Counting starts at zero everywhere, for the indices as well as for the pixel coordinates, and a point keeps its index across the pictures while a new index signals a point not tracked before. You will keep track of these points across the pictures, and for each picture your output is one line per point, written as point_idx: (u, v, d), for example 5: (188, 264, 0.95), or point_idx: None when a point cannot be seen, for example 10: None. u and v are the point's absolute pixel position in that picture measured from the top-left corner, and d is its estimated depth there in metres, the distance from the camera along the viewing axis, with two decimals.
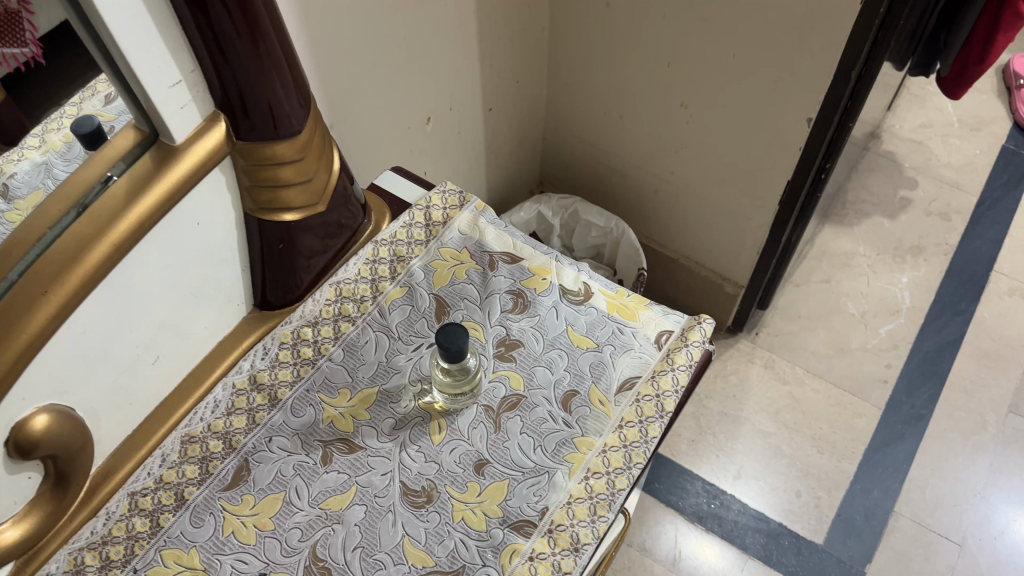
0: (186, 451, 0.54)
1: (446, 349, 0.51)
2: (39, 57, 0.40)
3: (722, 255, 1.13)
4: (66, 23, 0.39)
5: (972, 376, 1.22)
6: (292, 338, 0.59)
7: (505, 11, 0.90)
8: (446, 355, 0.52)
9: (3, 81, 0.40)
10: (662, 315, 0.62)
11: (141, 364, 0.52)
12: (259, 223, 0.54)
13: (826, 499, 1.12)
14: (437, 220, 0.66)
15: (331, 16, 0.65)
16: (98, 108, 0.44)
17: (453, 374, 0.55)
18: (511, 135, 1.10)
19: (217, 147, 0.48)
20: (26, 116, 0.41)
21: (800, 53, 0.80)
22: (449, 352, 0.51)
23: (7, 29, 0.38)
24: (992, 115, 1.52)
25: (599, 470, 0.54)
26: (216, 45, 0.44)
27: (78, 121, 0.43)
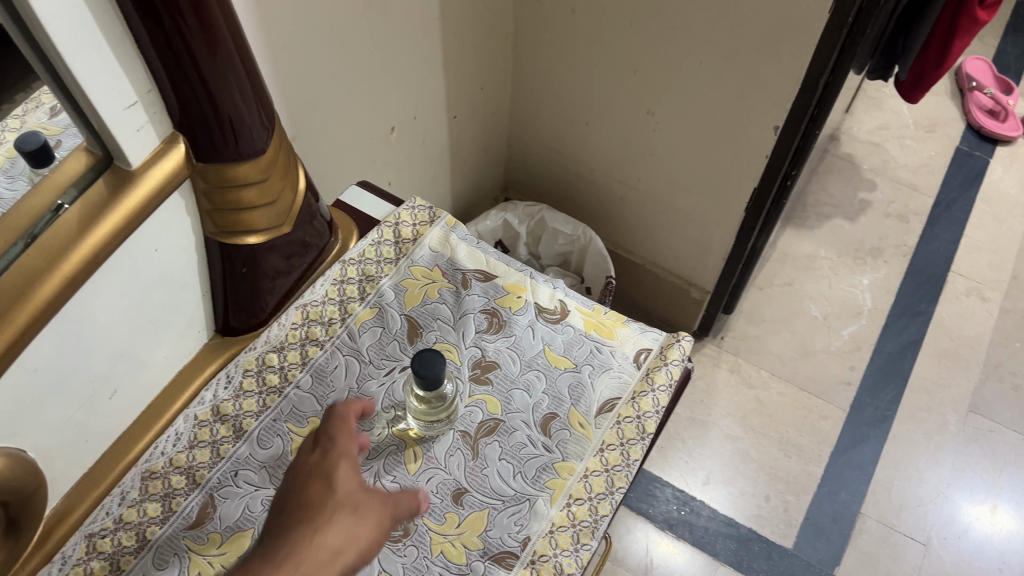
0: (147, 488, 0.51)
1: (422, 378, 0.49)
2: None
3: (689, 261, 1.13)
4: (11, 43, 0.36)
5: (933, 376, 1.23)
6: (257, 365, 0.57)
7: (469, 17, 0.88)
8: (423, 383, 0.49)
9: None
10: (640, 332, 0.61)
11: (98, 399, 0.49)
12: (221, 247, 0.51)
13: (794, 502, 1.12)
14: (407, 238, 0.64)
15: (294, 26, 0.63)
16: (44, 121, 0.40)
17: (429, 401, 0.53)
18: (475, 142, 1.08)
19: (177, 169, 0.45)
20: None
21: (766, 61, 0.79)
22: (425, 381, 0.49)
23: None
24: (946, 117, 1.55)
25: (581, 496, 0.53)
26: (175, 64, 0.41)
27: (23, 138, 0.40)
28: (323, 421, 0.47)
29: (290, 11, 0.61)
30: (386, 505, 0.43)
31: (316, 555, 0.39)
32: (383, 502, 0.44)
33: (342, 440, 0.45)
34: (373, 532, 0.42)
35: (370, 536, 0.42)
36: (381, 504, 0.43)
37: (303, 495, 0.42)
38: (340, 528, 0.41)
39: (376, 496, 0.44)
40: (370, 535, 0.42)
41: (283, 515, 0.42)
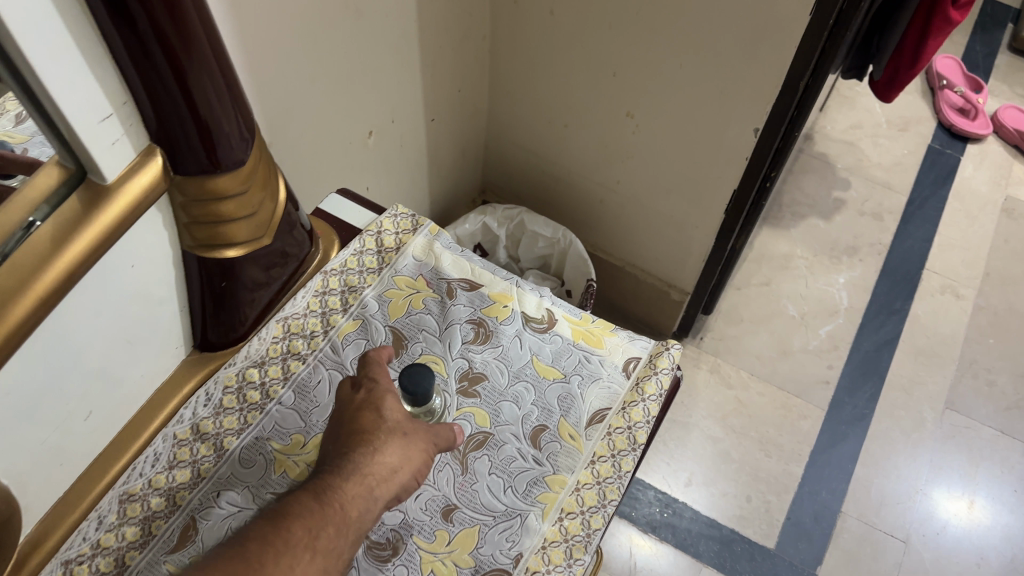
0: (125, 511, 0.49)
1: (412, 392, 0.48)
2: None
3: (668, 263, 1.12)
4: None
5: (910, 374, 1.24)
6: (237, 381, 0.55)
7: (446, 19, 0.87)
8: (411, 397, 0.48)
9: None
10: (629, 341, 0.60)
11: (73, 421, 0.47)
12: (200, 261, 0.50)
13: (776, 502, 1.12)
14: (389, 247, 0.62)
15: (271, 30, 0.61)
16: (8, 128, 0.39)
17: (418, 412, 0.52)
18: (453, 145, 1.07)
19: (153, 184, 0.43)
20: None
21: (747, 63, 0.79)
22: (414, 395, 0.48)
23: None
24: (918, 115, 1.56)
25: (573, 510, 0.52)
26: (151, 74, 0.39)
27: None
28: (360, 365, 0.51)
29: (266, 16, 0.60)
30: (428, 436, 0.48)
31: (377, 474, 0.44)
32: (426, 432, 0.48)
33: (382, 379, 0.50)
34: (421, 458, 0.47)
35: (419, 462, 0.47)
36: (424, 434, 0.48)
37: (357, 424, 0.46)
38: (397, 453, 0.46)
39: (419, 426, 0.48)
40: (418, 460, 0.47)
41: (340, 440, 0.46)
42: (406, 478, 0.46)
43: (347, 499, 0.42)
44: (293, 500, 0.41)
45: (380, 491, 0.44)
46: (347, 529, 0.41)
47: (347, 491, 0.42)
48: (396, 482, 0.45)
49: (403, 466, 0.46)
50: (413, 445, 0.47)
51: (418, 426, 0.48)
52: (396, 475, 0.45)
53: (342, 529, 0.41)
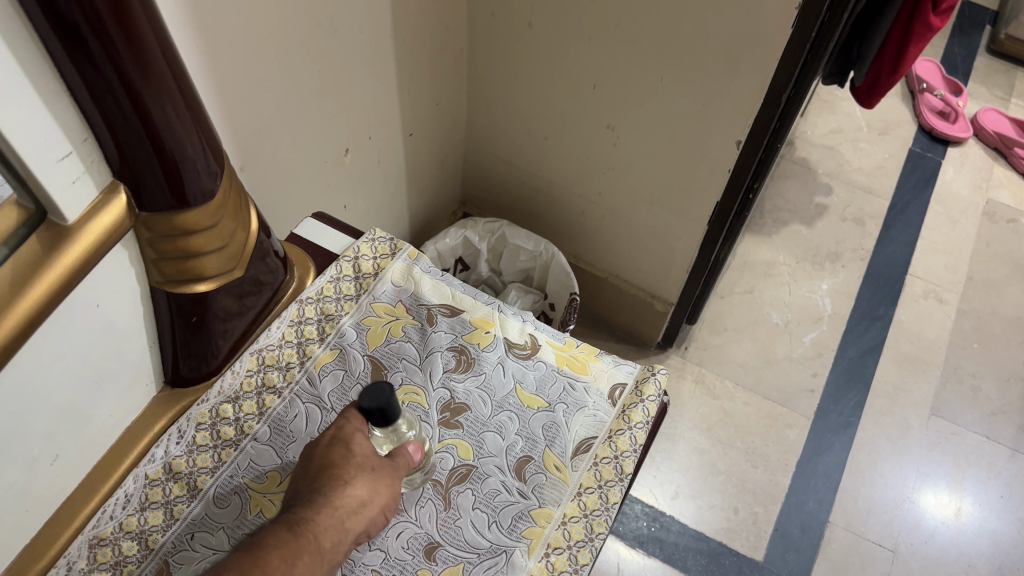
0: (96, 557, 0.48)
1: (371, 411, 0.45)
2: None
3: (652, 274, 1.11)
4: None
5: (894, 380, 1.24)
6: (210, 418, 0.53)
7: (423, 33, 0.85)
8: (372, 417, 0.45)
9: None
10: (614, 366, 0.59)
11: (39, 466, 0.45)
12: (169, 297, 0.48)
13: (763, 513, 1.12)
14: (367, 273, 0.61)
15: (242, 52, 0.59)
16: None
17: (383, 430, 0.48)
18: (432, 158, 1.05)
19: (116, 223, 0.42)
20: None
21: (729, 75, 0.78)
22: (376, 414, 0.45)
23: None
24: (898, 119, 1.57)
25: (559, 545, 0.50)
26: (113, 110, 0.38)
27: None
28: None
29: (237, 37, 0.58)
30: (396, 464, 0.47)
31: (347, 506, 0.43)
32: (393, 461, 0.47)
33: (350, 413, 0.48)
34: (389, 489, 0.46)
35: (387, 493, 0.45)
36: (392, 463, 0.47)
37: (326, 456, 0.45)
38: (366, 486, 0.44)
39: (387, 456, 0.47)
40: (386, 490, 0.45)
41: (309, 473, 0.44)
42: (373, 510, 0.44)
43: (318, 531, 0.41)
44: (265, 532, 0.39)
45: (350, 523, 0.43)
46: (320, 560, 0.40)
47: (320, 523, 0.41)
48: (365, 514, 0.44)
49: (371, 497, 0.44)
50: (382, 476, 0.45)
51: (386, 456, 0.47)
52: (365, 507, 0.44)
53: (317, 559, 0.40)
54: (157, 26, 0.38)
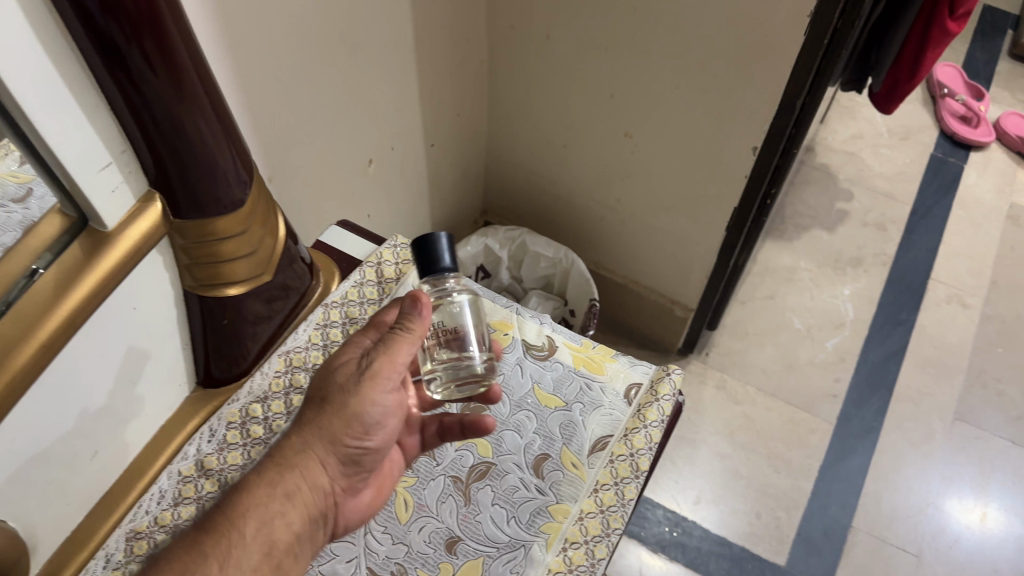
0: (132, 549, 0.49)
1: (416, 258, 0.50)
2: None
3: (672, 279, 1.12)
4: None
5: (917, 385, 1.24)
6: (240, 417, 0.55)
7: (443, 46, 0.87)
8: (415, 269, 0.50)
9: None
10: (630, 366, 0.60)
11: (79, 460, 0.47)
12: (201, 300, 0.50)
13: (785, 518, 1.12)
14: (390, 278, 0.63)
15: (271, 68, 0.62)
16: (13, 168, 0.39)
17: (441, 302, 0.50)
18: (454, 168, 1.08)
19: (153, 230, 0.44)
20: None
21: (743, 83, 0.79)
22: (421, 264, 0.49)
23: None
24: (919, 124, 1.57)
25: (577, 539, 0.52)
26: (149, 120, 0.40)
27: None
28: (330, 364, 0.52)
29: (266, 54, 0.60)
30: (351, 378, 0.48)
31: (281, 460, 0.46)
32: (352, 375, 0.48)
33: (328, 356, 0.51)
34: (346, 407, 0.47)
35: (340, 416, 0.47)
36: (349, 377, 0.48)
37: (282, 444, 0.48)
38: (308, 431, 0.47)
39: (344, 374, 0.48)
40: (340, 416, 0.47)
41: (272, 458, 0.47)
42: (322, 446, 0.47)
43: (252, 498, 0.44)
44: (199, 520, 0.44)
45: (290, 474, 0.46)
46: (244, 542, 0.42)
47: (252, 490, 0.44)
48: (307, 457, 0.46)
49: (318, 437, 0.47)
50: (329, 405, 0.47)
51: (344, 368, 0.48)
52: (309, 448, 0.47)
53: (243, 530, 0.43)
54: (189, 43, 0.40)
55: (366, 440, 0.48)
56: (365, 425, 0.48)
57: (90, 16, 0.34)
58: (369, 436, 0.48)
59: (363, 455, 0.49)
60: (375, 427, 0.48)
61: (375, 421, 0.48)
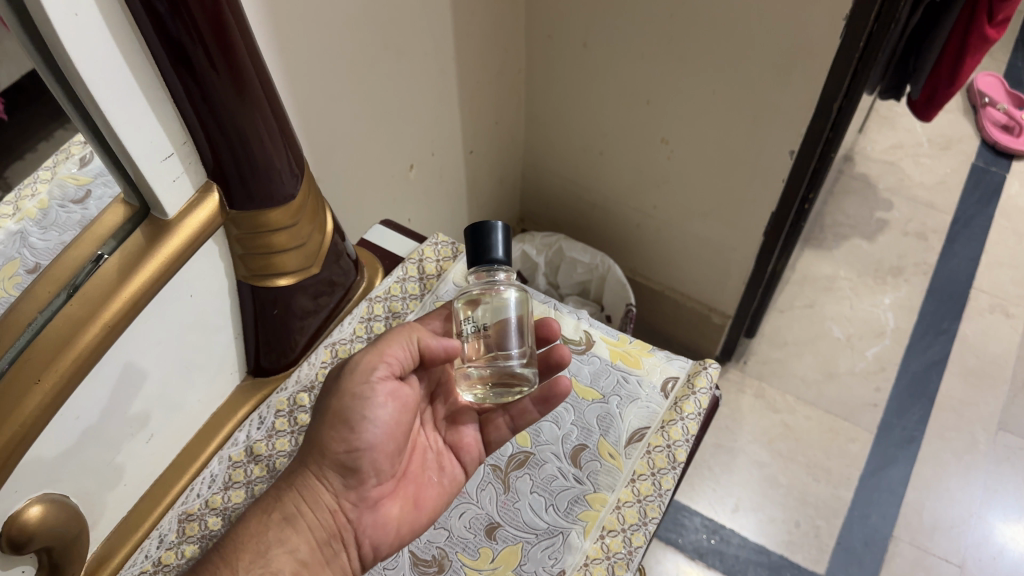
0: (184, 530, 0.51)
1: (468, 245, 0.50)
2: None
3: (709, 286, 1.13)
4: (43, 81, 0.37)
5: (959, 395, 1.22)
6: (288, 405, 0.57)
7: (482, 55, 0.90)
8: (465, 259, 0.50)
9: None
10: (666, 361, 0.61)
11: (135, 442, 0.50)
12: (254, 291, 0.53)
13: (825, 527, 1.11)
14: (431, 274, 0.65)
15: (318, 73, 0.64)
16: (73, 171, 0.43)
17: (485, 292, 0.50)
18: (492, 175, 1.10)
19: (210, 218, 0.46)
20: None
21: (779, 88, 0.80)
22: (471, 253, 0.49)
23: None
24: (960, 134, 1.55)
25: (614, 527, 0.53)
26: (210, 114, 0.42)
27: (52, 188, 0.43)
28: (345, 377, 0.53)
29: (314, 59, 0.63)
30: (334, 383, 0.48)
31: (278, 486, 0.48)
32: (334, 379, 0.48)
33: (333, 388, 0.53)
34: (328, 412, 0.47)
35: (323, 421, 0.47)
36: (333, 383, 0.48)
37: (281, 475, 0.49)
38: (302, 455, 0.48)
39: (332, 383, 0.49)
40: (327, 428, 0.47)
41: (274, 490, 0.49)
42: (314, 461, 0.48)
43: (247, 530, 0.45)
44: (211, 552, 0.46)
45: (286, 496, 0.47)
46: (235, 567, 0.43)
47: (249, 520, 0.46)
48: (301, 475, 0.48)
49: (309, 453, 0.48)
50: (315, 419, 0.48)
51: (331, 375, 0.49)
52: (301, 466, 0.48)
53: (237, 548, 0.44)
54: (249, 42, 0.42)
55: (359, 442, 0.48)
56: (352, 423, 0.47)
57: (160, 17, 0.37)
58: (361, 437, 0.47)
59: (365, 460, 0.48)
60: (365, 425, 0.47)
61: (363, 421, 0.47)
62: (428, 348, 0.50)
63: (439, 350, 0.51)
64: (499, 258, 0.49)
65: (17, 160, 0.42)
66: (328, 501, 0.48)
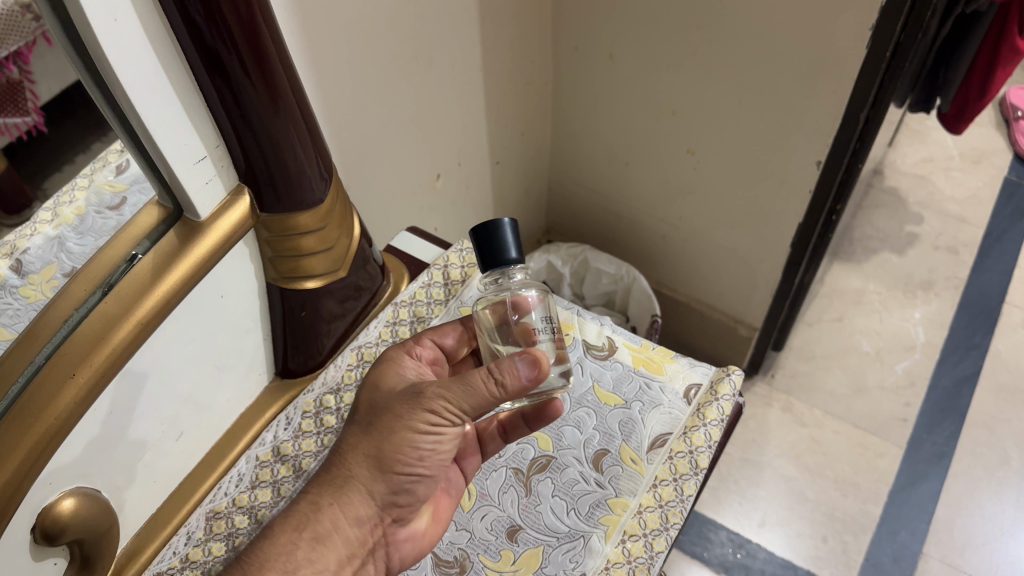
0: (211, 528, 0.52)
1: (478, 251, 0.49)
2: (41, 126, 0.39)
3: (735, 298, 1.12)
4: (81, 85, 0.38)
5: (991, 411, 1.21)
6: (314, 407, 0.58)
7: (509, 67, 0.91)
8: (480, 266, 0.49)
9: (4, 150, 0.39)
10: (689, 367, 0.61)
11: (166, 440, 0.51)
12: (282, 292, 0.54)
13: (853, 543, 1.09)
14: (455, 279, 0.66)
15: (349, 83, 0.66)
16: (110, 178, 0.43)
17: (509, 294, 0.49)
18: (518, 186, 1.11)
19: (242, 220, 0.48)
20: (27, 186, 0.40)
21: (806, 98, 0.80)
22: (484, 258, 0.49)
23: (8, 98, 0.37)
24: (992, 147, 1.54)
25: (635, 532, 0.53)
26: (242, 119, 0.44)
27: (89, 195, 0.43)
28: (373, 369, 0.51)
29: (344, 68, 0.64)
30: (405, 403, 0.45)
31: (315, 499, 0.45)
32: (405, 398, 0.45)
33: (371, 383, 0.49)
34: (397, 435, 0.45)
35: (389, 443, 0.45)
36: (404, 402, 0.45)
37: (316, 482, 0.46)
38: (348, 467, 0.46)
39: (397, 397, 0.46)
40: (390, 452, 0.45)
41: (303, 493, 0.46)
42: (365, 477, 0.46)
43: (280, 544, 0.43)
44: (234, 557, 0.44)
45: (324, 512, 0.45)
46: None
47: (280, 532, 0.44)
48: (348, 490, 0.46)
49: (362, 469, 0.46)
50: (375, 433, 0.45)
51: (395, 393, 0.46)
52: (349, 480, 0.46)
53: (266, 564, 0.42)
54: (281, 51, 0.43)
55: (419, 469, 0.46)
56: (418, 453, 0.45)
57: (196, 26, 0.38)
58: (424, 464, 0.46)
59: (415, 485, 0.47)
60: (431, 454, 0.46)
61: (429, 450, 0.46)
62: (511, 398, 0.44)
63: (517, 395, 0.44)
64: (512, 257, 0.48)
65: (55, 171, 0.41)
66: (367, 519, 0.46)
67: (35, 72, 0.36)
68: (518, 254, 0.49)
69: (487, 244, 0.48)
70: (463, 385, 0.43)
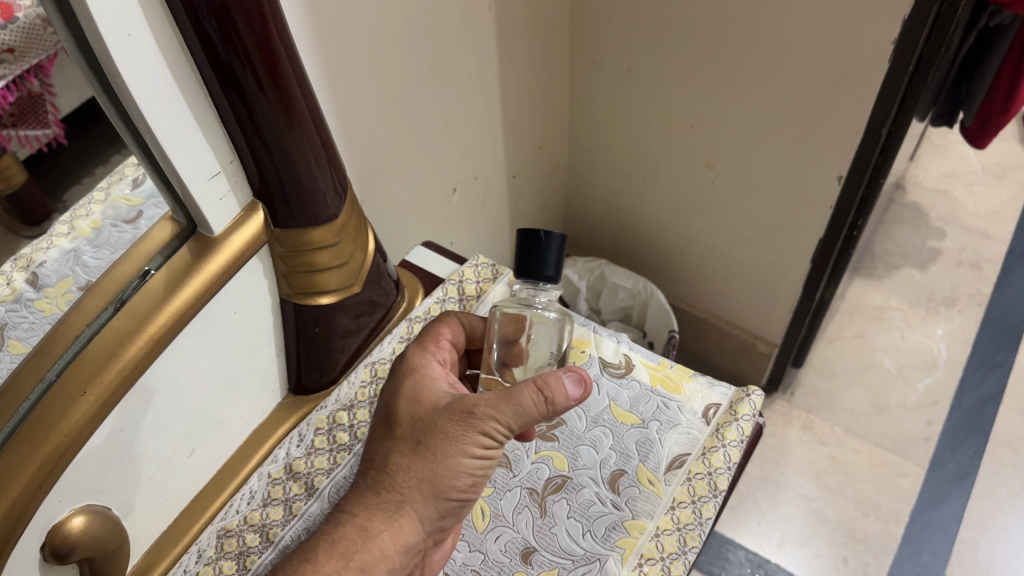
0: (222, 546, 0.52)
1: (517, 254, 0.48)
2: (64, 138, 0.40)
3: (755, 314, 1.11)
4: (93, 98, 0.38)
5: (1016, 430, 1.18)
6: (327, 424, 0.58)
7: (526, 80, 0.90)
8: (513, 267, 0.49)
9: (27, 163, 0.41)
10: (708, 387, 0.60)
11: (177, 457, 0.50)
12: (295, 308, 0.53)
13: (874, 564, 1.07)
14: (471, 295, 0.65)
15: (364, 98, 0.66)
16: (126, 192, 0.44)
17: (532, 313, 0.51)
18: (534, 200, 1.10)
19: (255, 236, 0.47)
20: (50, 203, 0.43)
21: (826, 112, 0.79)
22: (520, 263, 0.48)
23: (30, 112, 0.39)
24: (1016, 162, 1.51)
25: (653, 556, 0.52)
26: (256, 135, 0.43)
27: (107, 208, 0.44)
28: (399, 376, 0.48)
29: (360, 83, 0.64)
30: (459, 424, 0.45)
31: (363, 525, 0.44)
32: (458, 420, 0.45)
33: (411, 392, 0.47)
34: (451, 459, 0.45)
35: (444, 468, 0.44)
36: (456, 422, 0.45)
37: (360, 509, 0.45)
38: (398, 493, 0.44)
39: (445, 414, 0.45)
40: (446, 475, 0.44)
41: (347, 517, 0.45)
42: (417, 502, 0.45)
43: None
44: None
45: (375, 539, 0.44)
46: None
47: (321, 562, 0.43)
48: (400, 515, 0.44)
49: (415, 494, 0.44)
50: (430, 457, 0.44)
51: (445, 412, 0.45)
52: (401, 505, 0.44)
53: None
54: (296, 66, 0.43)
55: (467, 493, 0.46)
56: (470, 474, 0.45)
57: (210, 41, 0.38)
58: (473, 486, 0.46)
59: (460, 507, 0.47)
60: (480, 475, 0.46)
61: (479, 471, 0.46)
62: (553, 415, 0.46)
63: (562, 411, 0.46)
64: (547, 274, 0.48)
65: (75, 184, 0.43)
66: (414, 546, 0.45)
67: (53, 83, 0.37)
68: (556, 274, 0.48)
69: (535, 254, 0.47)
70: (520, 404, 0.44)
